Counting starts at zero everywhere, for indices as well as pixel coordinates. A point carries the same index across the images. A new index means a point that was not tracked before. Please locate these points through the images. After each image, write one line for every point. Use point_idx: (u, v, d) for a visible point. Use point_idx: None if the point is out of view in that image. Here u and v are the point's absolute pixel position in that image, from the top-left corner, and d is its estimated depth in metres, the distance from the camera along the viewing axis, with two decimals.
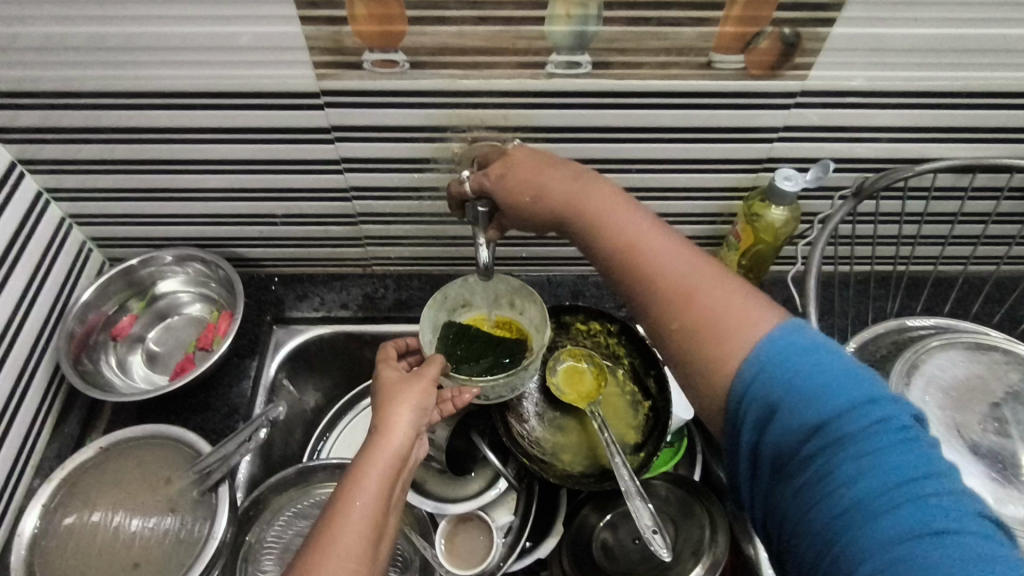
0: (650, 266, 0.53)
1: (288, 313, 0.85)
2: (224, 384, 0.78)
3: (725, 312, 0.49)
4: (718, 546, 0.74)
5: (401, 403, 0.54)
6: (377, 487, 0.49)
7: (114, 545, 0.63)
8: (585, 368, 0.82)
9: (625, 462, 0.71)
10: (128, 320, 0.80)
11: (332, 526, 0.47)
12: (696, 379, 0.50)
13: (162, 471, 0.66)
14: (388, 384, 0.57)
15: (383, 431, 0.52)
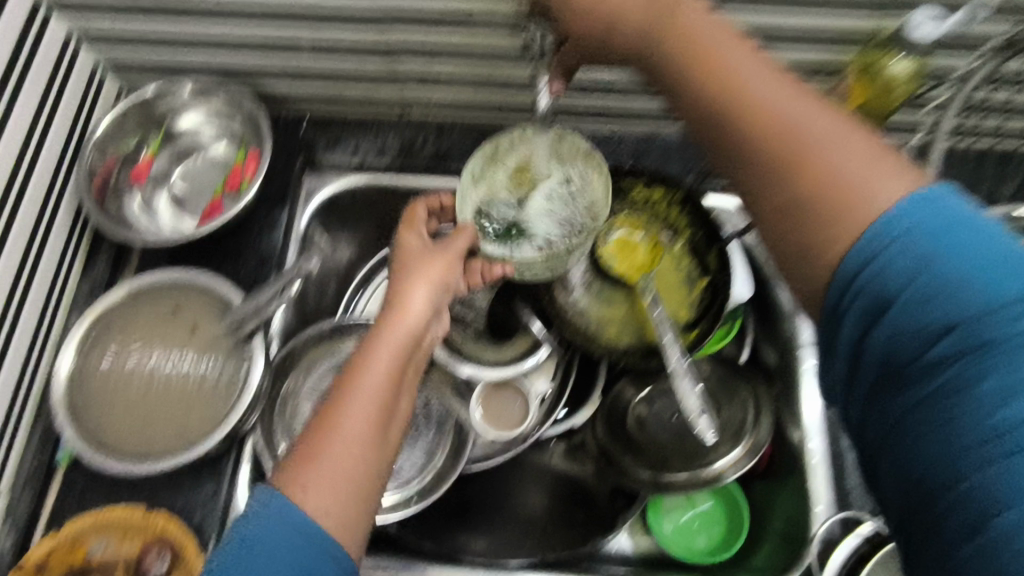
0: (764, 119, 0.43)
1: (320, 157, 0.79)
2: (254, 231, 0.74)
3: (854, 175, 0.40)
4: (761, 431, 0.72)
5: (419, 276, 0.52)
6: (385, 364, 0.47)
7: (152, 388, 0.62)
8: (638, 240, 0.74)
9: (674, 343, 0.67)
10: (148, 160, 0.73)
11: (341, 399, 0.45)
12: (800, 254, 0.42)
13: (168, 303, 0.65)
14: (417, 258, 0.54)
15: (395, 306, 0.50)
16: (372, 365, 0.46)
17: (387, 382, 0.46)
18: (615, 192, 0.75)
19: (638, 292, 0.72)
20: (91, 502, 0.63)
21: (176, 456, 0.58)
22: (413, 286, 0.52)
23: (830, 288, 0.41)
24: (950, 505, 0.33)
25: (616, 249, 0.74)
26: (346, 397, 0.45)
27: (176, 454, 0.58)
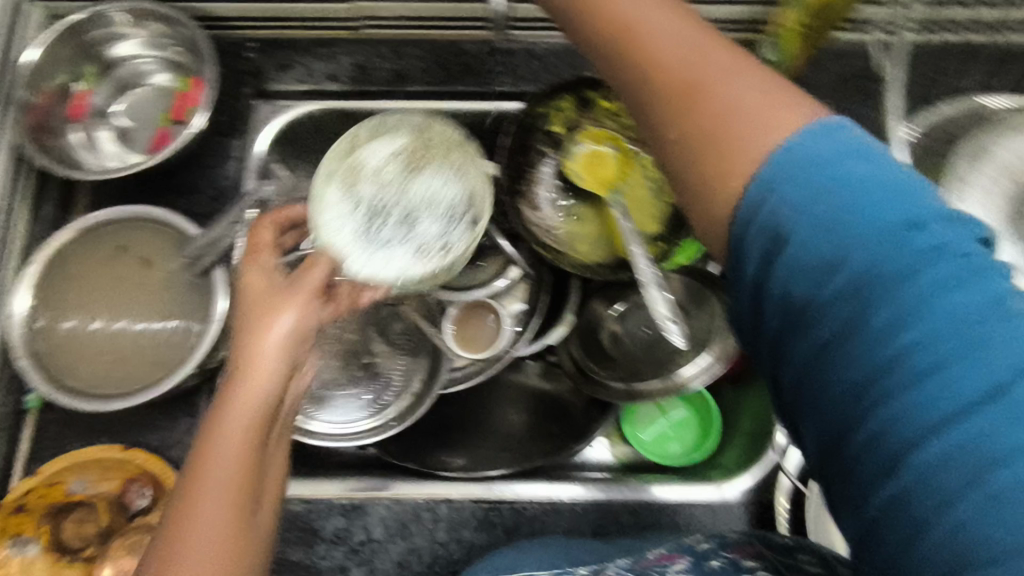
0: (669, 65, 0.38)
1: (270, 85, 0.75)
2: (207, 164, 0.72)
3: (749, 114, 0.36)
4: (728, 334, 0.72)
5: (269, 322, 0.40)
6: (233, 455, 0.37)
7: (121, 328, 0.61)
8: (605, 152, 0.72)
9: (644, 253, 0.67)
10: (83, 95, 0.69)
11: (194, 486, 0.36)
12: (697, 194, 0.38)
13: (116, 240, 0.62)
14: (258, 289, 0.43)
15: (243, 365, 0.39)
16: (209, 466, 0.36)
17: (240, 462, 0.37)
18: (578, 104, 0.73)
19: (607, 206, 0.71)
20: (66, 445, 0.63)
21: (148, 390, 0.57)
22: (248, 326, 0.41)
23: (733, 229, 0.36)
24: (863, 452, 0.33)
25: (583, 162, 0.72)
26: (196, 504, 0.36)
27: (147, 389, 0.57)
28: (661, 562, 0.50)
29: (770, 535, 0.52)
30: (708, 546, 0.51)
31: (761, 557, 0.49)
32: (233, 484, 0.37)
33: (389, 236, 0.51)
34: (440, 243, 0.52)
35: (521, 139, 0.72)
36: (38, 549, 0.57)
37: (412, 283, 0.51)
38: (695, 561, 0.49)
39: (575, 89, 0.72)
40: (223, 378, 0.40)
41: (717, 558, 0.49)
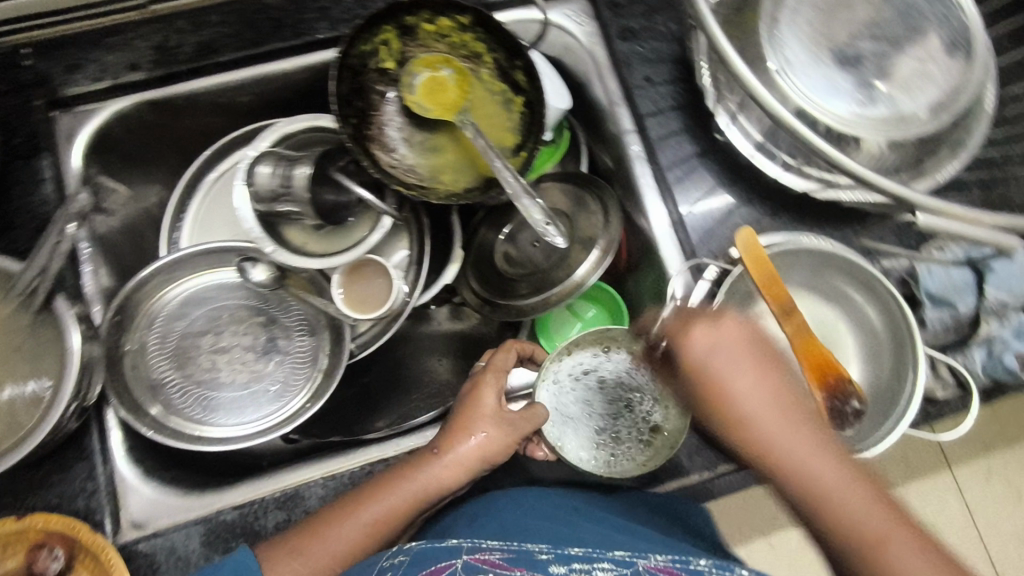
0: (738, 418, 0.52)
1: (63, 91, 0.66)
2: (18, 193, 0.65)
3: (848, 497, 0.47)
4: (611, 227, 0.73)
5: (486, 415, 0.59)
6: (394, 502, 0.56)
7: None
8: (444, 77, 0.72)
9: (507, 167, 0.66)
10: None
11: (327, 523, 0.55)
12: (853, 557, 0.46)
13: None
14: (493, 395, 0.61)
15: (455, 438, 0.59)
16: (382, 500, 0.56)
17: (351, 547, 0.55)
18: (402, 33, 0.70)
19: (459, 129, 0.71)
20: None
21: (21, 447, 0.53)
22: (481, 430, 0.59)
23: None
24: None
25: (424, 93, 0.71)
26: (359, 509, 0.56)
27: (20, 446, 0.53)
28: None
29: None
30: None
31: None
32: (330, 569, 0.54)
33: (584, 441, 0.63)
34: (610, 452, 0.63)
35: (355, 82, 0.69)
36: None
37: (577, 460, 0.62)
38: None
39: (393, 18, 0.68)
40: (421, 453, 0.59)
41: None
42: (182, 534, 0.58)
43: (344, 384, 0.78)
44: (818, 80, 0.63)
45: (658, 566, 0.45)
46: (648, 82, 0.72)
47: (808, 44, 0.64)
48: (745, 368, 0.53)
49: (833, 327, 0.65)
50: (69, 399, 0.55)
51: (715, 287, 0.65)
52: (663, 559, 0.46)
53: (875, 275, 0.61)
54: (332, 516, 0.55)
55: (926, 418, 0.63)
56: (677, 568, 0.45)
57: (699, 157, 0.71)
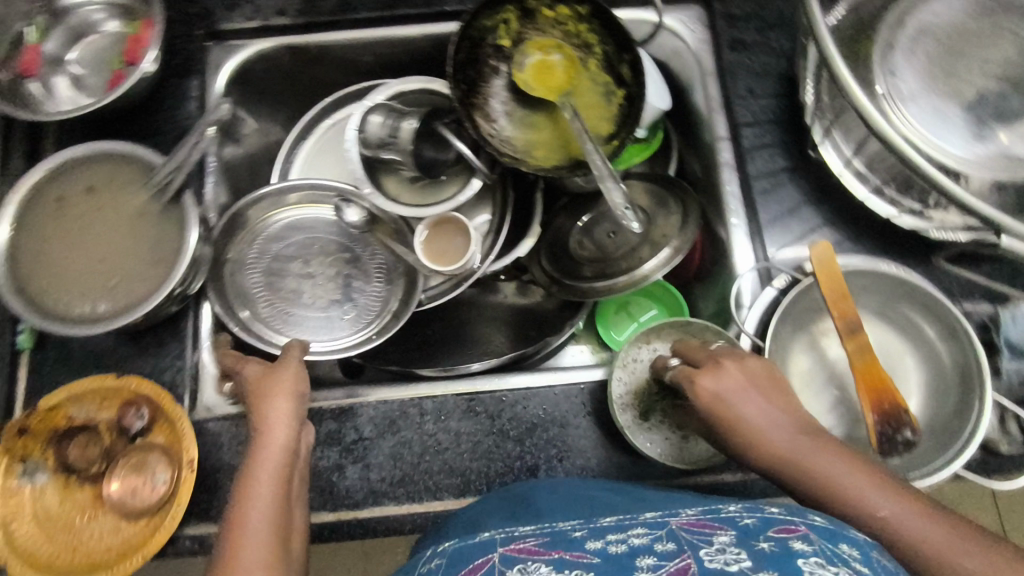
0: (779, 457, 0.49)
1: (221, 25, 0.76)
2: (167, 106, 0.72)
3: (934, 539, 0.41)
4: (687, 231, 0.74)
5: (273, 393, 0.54)
6: (270, 495, 0.48)
7: (92, 267, 0.62)
8: (554, 62, 0.76)
9: (598, 151, 0.70)
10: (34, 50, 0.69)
11: (236, 546, 0.45)
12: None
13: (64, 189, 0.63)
14: (259, 375, 0.57)
15: (260, 425, 0.52)
16: (258, 496, 0.48)
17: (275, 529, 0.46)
18: (523, 16, 0.76)
19: (559, 110, 0.75)
20: (62, 380, 0.65)
21: (126, 316, 0.59)
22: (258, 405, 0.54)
23: None
24: None
25: (534, 74, 0.75)
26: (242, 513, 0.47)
27: (126, 315, 0.59)
28: (699, 529, 0.42)
29: (808, 513, 0.43)
30: (750, 517, 0.42)
31: (809, 539, 0.39)
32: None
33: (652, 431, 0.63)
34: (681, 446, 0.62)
35: (472, 52, 0.75)
36: (47, 475, 0.61)
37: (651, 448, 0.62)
38: (740, 533, 0.40)
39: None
40: (252, 438, 0.52)
41: (765, 537, 0.39)
42: (247, 423, 0.64)
43: (409, 330, 0.83)
44: (925, 110, 0.63)
45: (689, 521, 0.44)
46: (749, 92, 0.73)
47: (922, 73, 0.64)
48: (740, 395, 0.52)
49: (897, 354, 0.64)
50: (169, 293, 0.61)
51: (781, 296, 0.66)
52: (694, 514, 0.44)
53: (954, 314, 0.59)
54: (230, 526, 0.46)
55: (984, 468, 0.60)
56: (709, 520, 0.43)
57: (789, 172, 0.71)
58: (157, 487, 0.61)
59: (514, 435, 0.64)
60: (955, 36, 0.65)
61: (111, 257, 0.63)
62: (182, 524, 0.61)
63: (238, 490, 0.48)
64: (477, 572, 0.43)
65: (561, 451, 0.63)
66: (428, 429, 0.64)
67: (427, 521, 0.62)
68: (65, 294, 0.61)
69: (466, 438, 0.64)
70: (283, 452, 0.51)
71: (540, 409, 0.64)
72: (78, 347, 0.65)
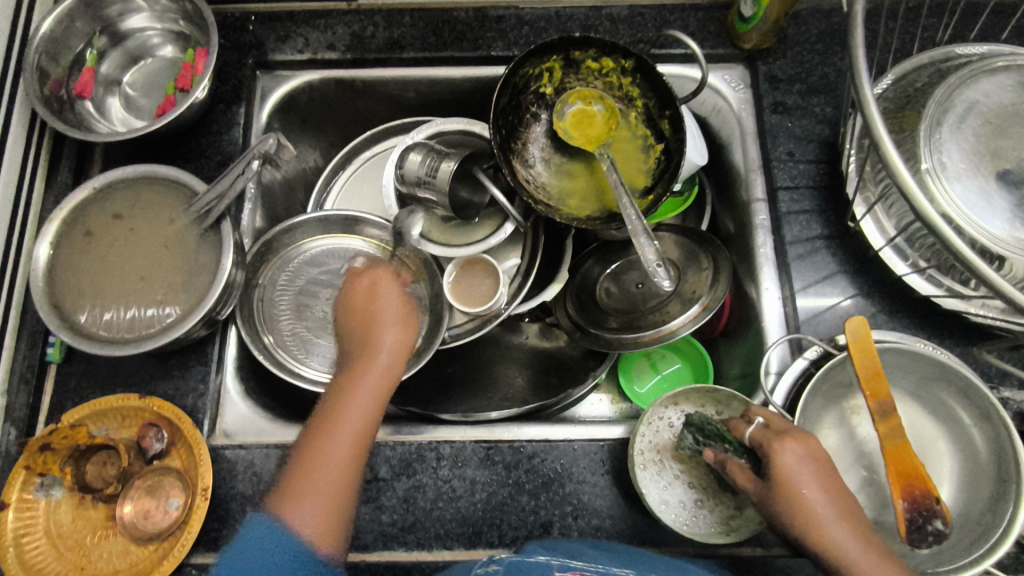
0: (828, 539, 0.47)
1: (271, 56, 0.77)
2: (214, 131, 0.74)
3: None
4: (717, 289, 0.73)
5: (385, 325, 0.62)
6: (361, 411, 0.56)
7: (129, 285, 0.63)
8: (594, 112, 0.77)
9: (633, 205, 0.70)
10: (89, 74, 0.71)
11: (338, 414, 0.56)
12: None
13: (109, 209, 0.64)
14: (368, 311, 0.64)
15: (365, 356, 0.60)
16: (352, 415, 0.56)
17: (358, 443, 0.55)
18: (566, 65, 0.76)
19: (596, 161, 0.75)
20: (86, 396, 0.65)
21: (155, 339, 0.60)
22: (365, 343, 0.62)
23: None
24: None
25: (572, 122, 0.76)
26: (332, 432, 0.54)
27: (155, 339, 0.60)
28: None
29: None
30: None
31: None
32: (342, 492, 0.53)
33: (668, 492, 0.62)
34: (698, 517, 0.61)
35: (515, 99, 0.75)
36: (63, 490, 0.61)
37: (667, 514, 0.60)
38: None
39: (562, 51, 0.74)
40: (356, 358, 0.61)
41: None
42: (262, 452, 0.63)
43: (429, 368, 0.82)
44: (969, 190, 0.62)
45: None
46: (789, 156, 0.73)
47: (969, 151, 0.63)
48: (816, 480, 0.50)
49: (931, 438, 0.62)
50: (203, 317, 0.61)
51: (814, 368, 0.64)
52: None
53: (992, 402, 0.57)
54: (331, 409, 0.57)
55: (1017, 564, 0.58)
56: None
57: (825, 239, 0.70)
58: (169, 512, 0.61)
59: (529, 488, 0.63)
60: (1005, 117, 0.64)
61: (148, 277, 0.63)
62: (189, 552, 0.60)
63: (346, 377, 0.59)
64: None
65: (576, 509, 0.62)
66: (444, 474, 0.63)
67: (436, 570, 0.61)
68: (101, 314, 0.61)
69: (480, 485, 0.63)
70: (391, 370, 0.60)
71: (557, 463, 0.63)
72: (105, 364, 0.66)
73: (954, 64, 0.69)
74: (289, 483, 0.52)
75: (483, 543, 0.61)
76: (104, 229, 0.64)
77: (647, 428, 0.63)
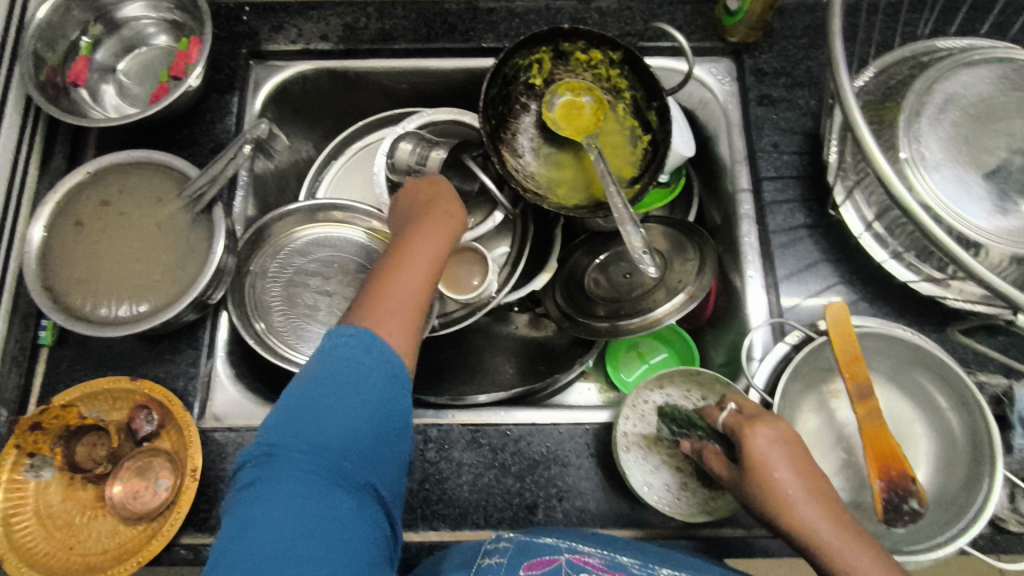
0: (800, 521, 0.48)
1: (265, 46, 0.78)
2: (207, 119, 0.75)
3: None
4: (704, 277, 0.74)
5: (444, 208, 0.65)
6: (422, 269, 0.59)
7: (119, 269, 0.63)
8: (583, 103, 0.78)
9: (619, 192, 0.71)
10: (83, 62, 0.71)
11: (405, 258, 0.59)
12: None
13: (98, 196, 0.65)
14: (432, 193, 0.67)
15: (422, 227, 0.63)
16: (411, 270, 0.58)
17: (425, 282, 0.58)
18: (556, 57, 0.77)
19: (585, 151, 0.77)
20: (77, 378, 0.66)
21: (145, 321, 0.60)
22: (431, 212, 0.65)
23: None
24: None
25: (561, 114, 0.78)
26: (395, 281, 0.57)
27: (145, 321, 0.60)
28: None
29: None
30: None
31: None
32: (415, 308, 0.56)
33: (652, 474, 0.63)
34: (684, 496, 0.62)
35: (505, 90, 0.77)
36: (53, 471, 0.61)
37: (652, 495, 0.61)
38: None
39: (551, 43, 0.75)
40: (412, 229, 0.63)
41: None
42: (252, 434, 0.64)
43: (419, 356, 0.83)
44: (947, 180, 0.63)
45: None
46: (774, 147, 0.74)
47: (948, 141, 0.64)
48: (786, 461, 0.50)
49: (908, 421, 0.64)
50: (193, 300, 0.62)
51: (793, 353, 0.65)
52: None
53: (969, 388, 0.58)
54: (401, 251, 0.60)
55: (991, 544, 0.59)
56: None
57: (808, 229, 0.71)
58: (158, 493, 0.61)
59: (515, 470, 0.64)
60: (983, 109, 0.65)
61: (139, 262, 0.64)
62: (179, 532, 0.61)
63: (404, 241, 0.62)
64: (545, 566, 0.48)
65: (561, 491, 0.63)
66: (431, 456, 0.64)
67: (422, 551, 0.62)
68: (93, 296, 0.62)
69: (467, 467, 0.64)
70: (447, 234, 0.63)
71: (543, 446, 0.64)
72: (97, 347, 0.67)
73: (935, 58, 0.71)
74: (369, 305, 0.55)
75: (469, 523, 0.62)
76: (93, 216, 0.65)
77: (629, 413, 0.65)
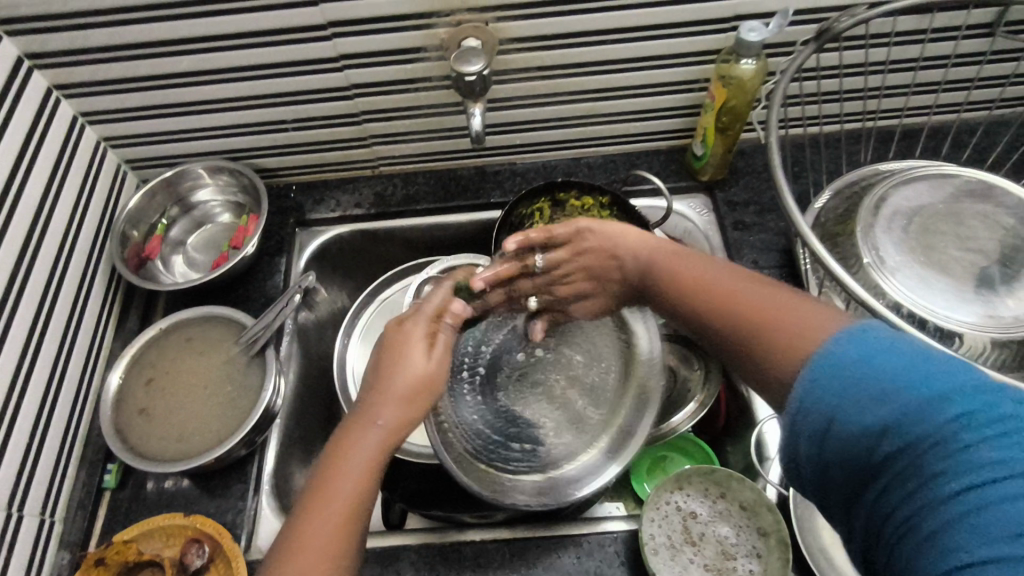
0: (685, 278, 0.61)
1: (309, 216, 0.93)
2: (259, 278, 0.87)
3: (792, 316, 0.52)
4: (712, 384, 0.81)
5: (413, 351, 0.60)
6: (356, 483, 0.53)
7: (175, 419, 0.71)
8: None
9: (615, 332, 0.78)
10: (157, 241, 0.86)
11: (344, 462, 0.54)
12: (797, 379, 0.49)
13: (144, 374, 0.74)
14: (402, 343, 0.61)
15: (384, 394, 0.58)
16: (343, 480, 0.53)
17: (369, 478, 0.54)
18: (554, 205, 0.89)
19: None
20: (136, 518, 0.71)
21: (200, 458, 0.67)
22: (405, 349, 0.60)
23: None
24: None
25: None
26: (325, 501, 0.52)
27: (199, 458, 0.67)
28: None
29: None
30: None
31: None
32: (353, 517, 0.52)
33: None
34: None
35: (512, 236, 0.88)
36: None
37: None
38: None
39: (550, 193, 0.88)
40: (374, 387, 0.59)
41: None
42: None
43: None
44: (910, 278, 0.70)
45: None
46: (754, 265, 0.83)
47: (903, 244, 0.73)
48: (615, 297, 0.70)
49: None
50: (245, 436, 0.69)
51: None
52: None
53: None
54: (358, 426, 0.57)
55: None
56: None
57: None
58: None
59: None
60: (929, 215, 0.75)
61: (193, 409, 0.72)
62: None
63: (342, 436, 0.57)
64: None
65: None
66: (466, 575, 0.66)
67: None
68: (155, 439, 0.70)
69: None
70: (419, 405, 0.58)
71: (573, 557, 0.67)
72: (154, 488, 0.72)
73: (880, 178, 0.82)
74: (286, 534, 0.51)
75: None
76: (149, 379, 0.74)
77: (650, 512, 0.67)
